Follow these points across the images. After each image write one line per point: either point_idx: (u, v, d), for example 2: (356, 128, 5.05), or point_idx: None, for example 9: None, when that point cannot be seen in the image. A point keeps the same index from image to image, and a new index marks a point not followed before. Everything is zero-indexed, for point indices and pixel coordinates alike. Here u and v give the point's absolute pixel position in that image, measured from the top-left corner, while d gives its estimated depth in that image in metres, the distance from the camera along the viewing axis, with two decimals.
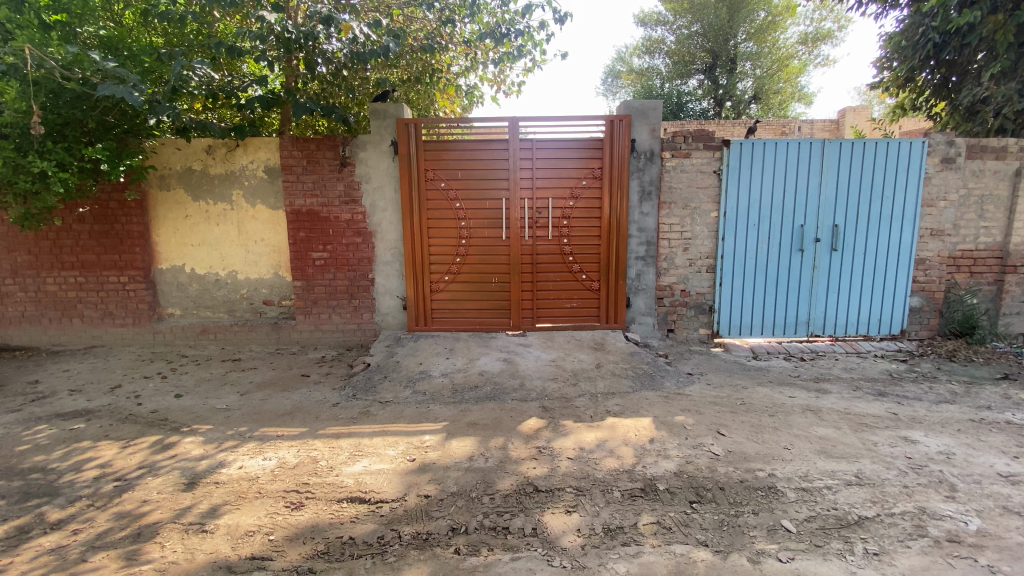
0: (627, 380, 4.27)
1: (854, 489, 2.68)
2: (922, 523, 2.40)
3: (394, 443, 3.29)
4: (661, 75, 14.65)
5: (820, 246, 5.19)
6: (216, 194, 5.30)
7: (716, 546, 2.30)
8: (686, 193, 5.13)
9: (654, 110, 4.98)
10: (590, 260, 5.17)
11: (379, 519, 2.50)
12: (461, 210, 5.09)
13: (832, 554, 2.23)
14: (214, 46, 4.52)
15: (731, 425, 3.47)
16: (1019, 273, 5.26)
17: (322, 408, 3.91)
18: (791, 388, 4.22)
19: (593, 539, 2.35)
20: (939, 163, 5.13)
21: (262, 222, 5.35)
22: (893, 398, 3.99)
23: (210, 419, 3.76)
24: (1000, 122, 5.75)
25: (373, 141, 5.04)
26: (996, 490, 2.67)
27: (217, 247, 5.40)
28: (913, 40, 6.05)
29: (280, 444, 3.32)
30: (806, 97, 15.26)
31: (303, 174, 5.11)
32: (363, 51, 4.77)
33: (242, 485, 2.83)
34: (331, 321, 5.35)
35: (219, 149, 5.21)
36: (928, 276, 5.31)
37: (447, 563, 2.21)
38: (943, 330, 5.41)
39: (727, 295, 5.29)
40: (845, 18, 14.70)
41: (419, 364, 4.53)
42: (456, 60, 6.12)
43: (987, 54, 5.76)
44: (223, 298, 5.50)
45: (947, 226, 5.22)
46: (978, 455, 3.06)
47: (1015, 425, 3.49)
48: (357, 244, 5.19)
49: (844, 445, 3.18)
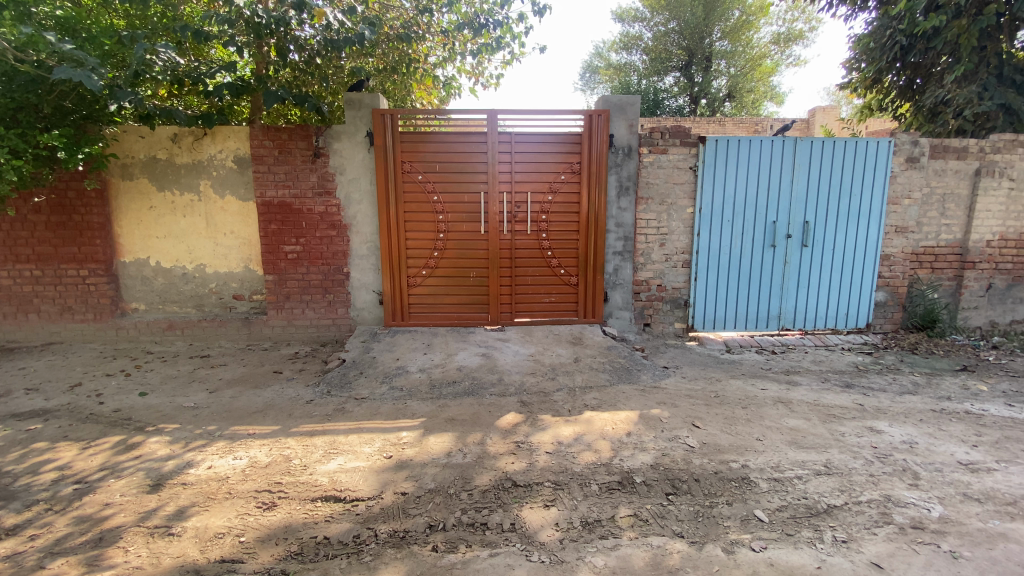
0: (604, 373, 4.31)
1: (823, 478, 2.76)
2: (888, 510, 2.49)
3: (370, 440, 3.23)
4: (638, 71, 14.77)
5: (791, 242, 5.31)
6: (183, 184, 5.10)
7: (692, 537, 2.33)
8: (663, 189, 5.18)
9: (631, 106, 5.00)
10: (568, 254, 5.18)
11: (354, 518, 2.46)
12: (438, 203, 5.02)
13: (803, 542, 2.28)
14: (179, 29, 4.28)
15: (706, 417, 3.52)
16: (978, 268, 5.47)
17: (296, 405, 3.82)
18: (764, 381, 4.31)
19: (571, 533, 2.35)
20: (905, 162, 5.29)
21: (232, 214, 5.17)
22: (860, 390, 4.12)
23: (177, 417, 3.63)
24: (960, 123, 5.94)
25: (348, 132, 4.92)
26: (956, 478, 2.78)
27: (183, 239, 5.21)
28: (881, 42, 6.26)
29: (252, 443, 3.23)
30: (778, 97, 15.55)
31: (275, 164, 4.97)
32: (336, 39, 4.64)
33: (212, 486, 2.74)
34: (305, 316, 5.22)
35: (186, 137, 5.00)
36: (893, 272, 5.49)
37: (424, 562, 2.18)
38: (906, 323, 5.61)
39: (702, 290, 5.37)
40: (814, 19, 14.99)
41: (396, 359, 4.47)
42: (433, 51, 6.01)
43: (950, 57, 5.94)
44: (191, 292, 5.32)
45: (910, 223, 5.41)
46: (939, 443, 3.18)
47: (973, 415, 3.64)
48: (331, 237, 5.08)
49: (813, 435, 3.27)
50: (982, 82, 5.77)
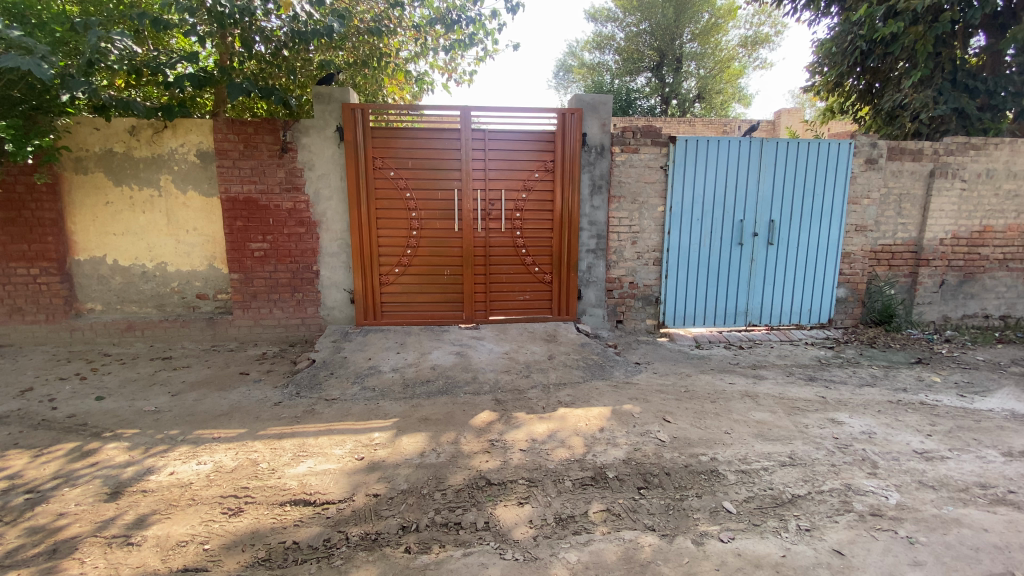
0: (578, 370, 4.34)
1: (788, 469, 2.84)
2: (848, 498, 2.59)
3: (341, 442, 3.17)
4: (611, 71, 14.93)
5: (758, 240, 5.46)
6: (142, 178, 4.89)
7: (663, 530, 2.37)
8: (635, 187, 5.24)
9: (604, 105, 5.04)
10: (542, 251, 5.19)
11: (325, 521, 2.40)
12: (411, 200, 4.94)
13: (768, 532, 2.35)
14: (136, 16, 4.10)
15: (676, 412, 3.59)
16: (931, 266, 5.74)
17: (263, 407, 3.72)
18: (731, 375, 4.43)
19: (545, 530, 2.36)
20: (864, 164, 5.49)
21: (194, 209, 4.99)
22: (822, 382, 4.28)
23: (137, 422, 3.48)
24: (916, 126, 6.21)
25: (317, 126, 4.81)
26: (911, 466, 2.91)
27: (142, 236, 4.99)
28: (843, 46, 6.51)
29: (217, 447, 3.13)
30: (745, 99, 15.94)
31: (240, 159, 4.81)
32: (304, 30, 4.52)
33: (174, 492, 2.64)
34: (272, 315, 5.09)
35: (145, 130, 4.80)
36: (853, 269, 5.71)
37: (396, 563, 2.15)
38: (865, 318, 5.84)
39: (673, 287, 5.47)
40: (780, 24, 15.44)
41: (368, 359, 4.39)
42: (405, 45, 5.95)
43: (907, 62, 6.19)
44: (151, 292, 5.11)
45: (870, 222, 5.62)
46: (896, 433, 3.32)
47: (928, 406, 3.82)
48: (300, 234, 4.96)
49: (779, 428, 3.36)
50: (938, 87, 6.04)
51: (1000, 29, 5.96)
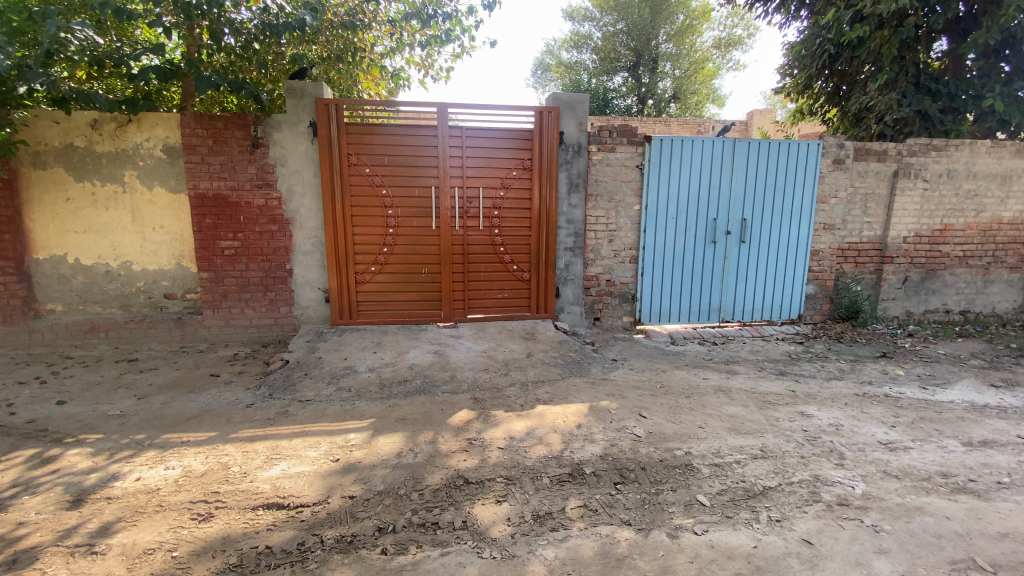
0: (556, 367, 4.37)
1: (759, 462, 2.91)
2: (817, 489, 2.67)
3: (316, 444, 3.11)
4: (589, 71, 15.05)
5: (730, 238, 5.57)
6: (105, 174, 4.71)
7: (639, 524, 2.40)
8: (611, 186, 5.29)
9: (580, 103, 5.07)
10: (521, 250, 5.19)
11: (299, 525, 2.36)
12: (387, 197, 4.88)
13: (741, 523, 2.40)
14: (97, 5, 3.92)
15: (652, 407, 3.64)
16: (895, 263, 5.95)
17: (235, 409, 3.63)
18: (705, 370, 4.51)
19: (522, 527, 2.36)
20: (832, 164, 5.65)
21: (161, 207, 4.83)
22: (792, 376, 4.40)
23: (101, 427, 3.36)
24: (881, 128, 6.42)
25: (290, 122, 4.71)
26: (876, 456, 3.01)
27: (106, 234, 4.81)
28: (812, 49, 6.73)
29: (186, 451, 3.04)
30: (719, 100, 16.23)
31: (209, 155, 4.68)
32: (275, 23, 4.40)
33: (140, 499, 2.55)
34: (244, 315, 4.97)
35: (108, 124, 4.62)
36: (821, 266, 5.88)
37: (373, 565, 2.13)
38: (833, 314, 6.02)
39: (649, 285, 5.55)
40: (752, 27, 15.77)
41: (343, 359, 4.33)
42: (381, 40, 5.87)
43: (873, 66, 6.41)
44: (115, 292, 4.93)
45: (837, 221, 5.80)
46: (862, 425, 3.44)
47: (892, 398, 3.96)
48: (272, 231, 4.85)
49: (751, 421, 3.44)
50: (901, 91, 6.26)
51: (961, 35, 6.20)
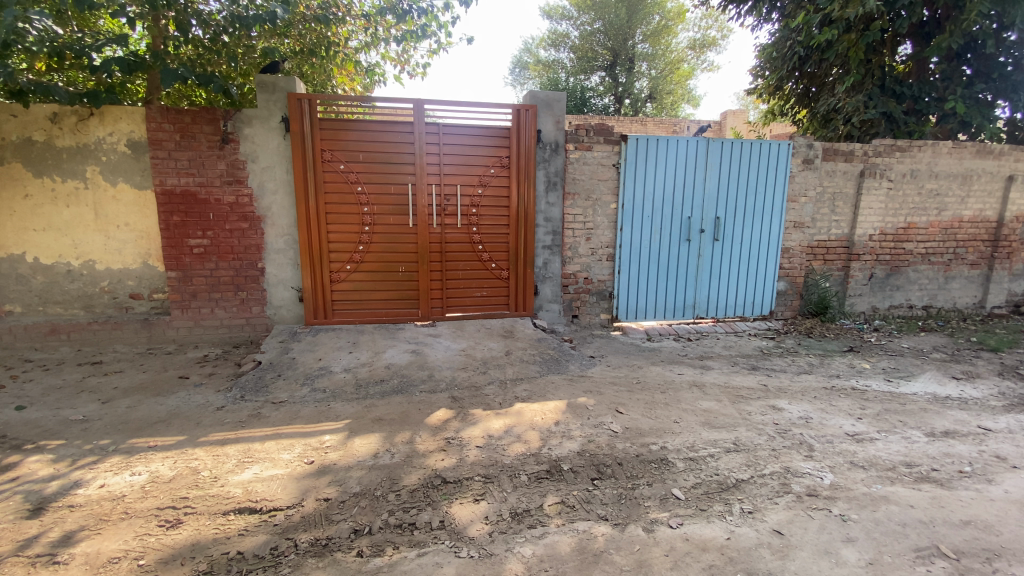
0: (535, 365, 4.38)
1: (732, 455, 2.97)
2: (788, 481, 2.74)
3: (290, 446, 3.05)
4: (566, 69, 15.13)
5: (705, 236, 5.67)
6: (66, 170, 4.52)
7: (615, 519, 2.42)
8: (588, 184, 5.32)
9: (558, 102, 5.08)
10: (499, 248, 5.18)
11: (272, 529, 2.31)
12: (363, 195, 4.81)
13: (714, 516, 2.45)
14: None
15: (628, 403, 3.68)
16: (862, 260, 6.14)
17: (205, 412, 3.53)
18: (680, 366, 4.58)
19: (500, 525, 2.36)
20: (802, 163, 5.80)
21: (126, 203, 4.66)
22: (764, 371, 4.51)
23: (63, 433, 3.23)
24: (848, 129, 6.63)
25: (261, 117, 4.60)
26: (844, 448, 3.11)
27: (67, 232, 4.62)
28: (782, 52, 6.90)
29: (154, 456, 2.94)
30: (694, 100, 16.51)
31: (176, 150, 4.54)
32: (245, 15, 4.27)
33: (105, 506, 2.45)
34: (214, 316, 4.84)
35: (68, 117, 4.43)
36: (792, 263, 6.03)
37: (349, 567, 2.10)
38: (803, 310, 6.19)
39: (625, 283, 5.61)
40: (726, 28, 16.06)
41: (318, 359, 4.25)
42: (355, 35, 5.78)
43: (841, 69, 6.60)
44: (78, 292, 4.74)
45: (807, 219, 5.95)
46: (830, 418, 3.54)
47: (858, 390, 4.10)
48: (243, 229, 4.73)
49: (724, 415, 3.51)
50: (867, 93, 6.46)
51: (925, 39, 6.43)
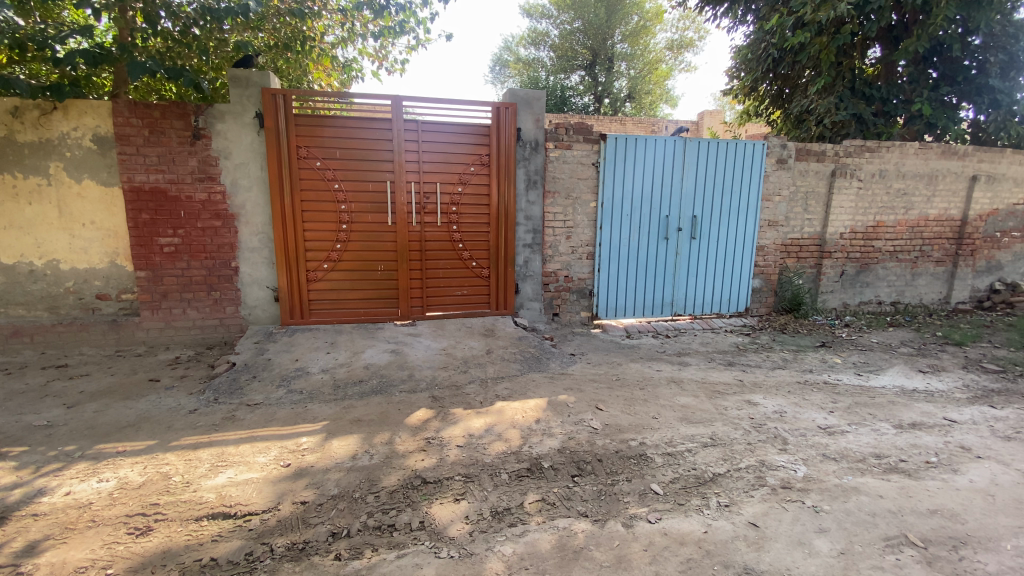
0: (515, 363, 4.38)
1: (709, 450, 3.02)
2: (763, 474, 2.79)
3: (265, 449, 2.99)
4: (546, 68, 15.16)
5: (682, 234, 5.74)
6: (28, 166, 4.34)
7: (595, 515, 2.44)
8: (568, 183, 5.34)
9: (537, 100, 5.09)
10: (479, 246, 5.16)
11: (246, 534, 2.26)
12: (340, 193, 4.73)
13: (692, 510, 2.48)
14: None
15: (608, 400, 3.71)
16: (833, 258, 6.31)
17: (176, 416, 3.43)
18: (659, 363, 4.64)
19: (481, 524, 2.36)
20: (776, 163, 5.92)
21: (92, 201, 4.49)
22: (739, 367, 4.59)
23: (25, 439, 3.10)
24: (820, 130, 6.80)
25: (234, 112, 4.49)
26: (817, 441, 3.19)
27: (29, 230, 4.44)
28: (757, 53, 7.03)
29: (123, 461, 2.85)
30: (672, 100, 16.72)
31: (145, 145, 4.40)
32: (216, 7, 4.14)
33: (70, 514, 2.37)
34: (186, 316, 4.71)
35: (30, 111, 4.26)
36: (767, 261, 6.16)
37: (327, 571, 2.07)
38: (777, 306, 6.33)
39: (605, 281, 5.65)
40: (703, 30, 16.30)
41: (295, 360, 4.18)
42: (331, 29, 5.69)
43: (813, 70, 6.76)
44: (41, 293, 4.56)
45: (781, 218, 6.08)
46: (803, 411, 3.63)
47: (830, 384, 4.21)
48: (216, 227, 4.62)
49: (701, 411, 3.57)
50: (839, 94, 6.63)
51: (893, 42, 6.62)
